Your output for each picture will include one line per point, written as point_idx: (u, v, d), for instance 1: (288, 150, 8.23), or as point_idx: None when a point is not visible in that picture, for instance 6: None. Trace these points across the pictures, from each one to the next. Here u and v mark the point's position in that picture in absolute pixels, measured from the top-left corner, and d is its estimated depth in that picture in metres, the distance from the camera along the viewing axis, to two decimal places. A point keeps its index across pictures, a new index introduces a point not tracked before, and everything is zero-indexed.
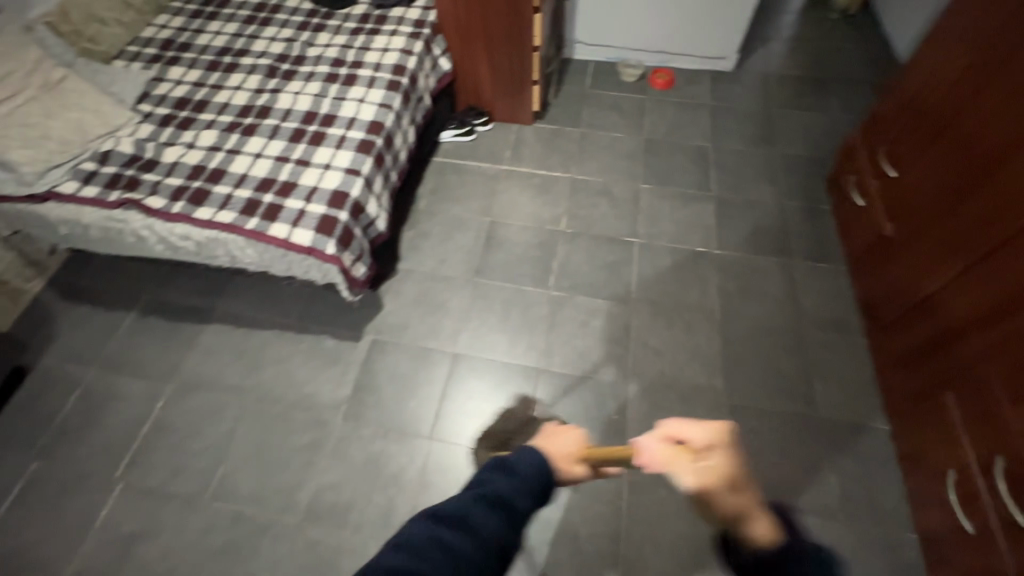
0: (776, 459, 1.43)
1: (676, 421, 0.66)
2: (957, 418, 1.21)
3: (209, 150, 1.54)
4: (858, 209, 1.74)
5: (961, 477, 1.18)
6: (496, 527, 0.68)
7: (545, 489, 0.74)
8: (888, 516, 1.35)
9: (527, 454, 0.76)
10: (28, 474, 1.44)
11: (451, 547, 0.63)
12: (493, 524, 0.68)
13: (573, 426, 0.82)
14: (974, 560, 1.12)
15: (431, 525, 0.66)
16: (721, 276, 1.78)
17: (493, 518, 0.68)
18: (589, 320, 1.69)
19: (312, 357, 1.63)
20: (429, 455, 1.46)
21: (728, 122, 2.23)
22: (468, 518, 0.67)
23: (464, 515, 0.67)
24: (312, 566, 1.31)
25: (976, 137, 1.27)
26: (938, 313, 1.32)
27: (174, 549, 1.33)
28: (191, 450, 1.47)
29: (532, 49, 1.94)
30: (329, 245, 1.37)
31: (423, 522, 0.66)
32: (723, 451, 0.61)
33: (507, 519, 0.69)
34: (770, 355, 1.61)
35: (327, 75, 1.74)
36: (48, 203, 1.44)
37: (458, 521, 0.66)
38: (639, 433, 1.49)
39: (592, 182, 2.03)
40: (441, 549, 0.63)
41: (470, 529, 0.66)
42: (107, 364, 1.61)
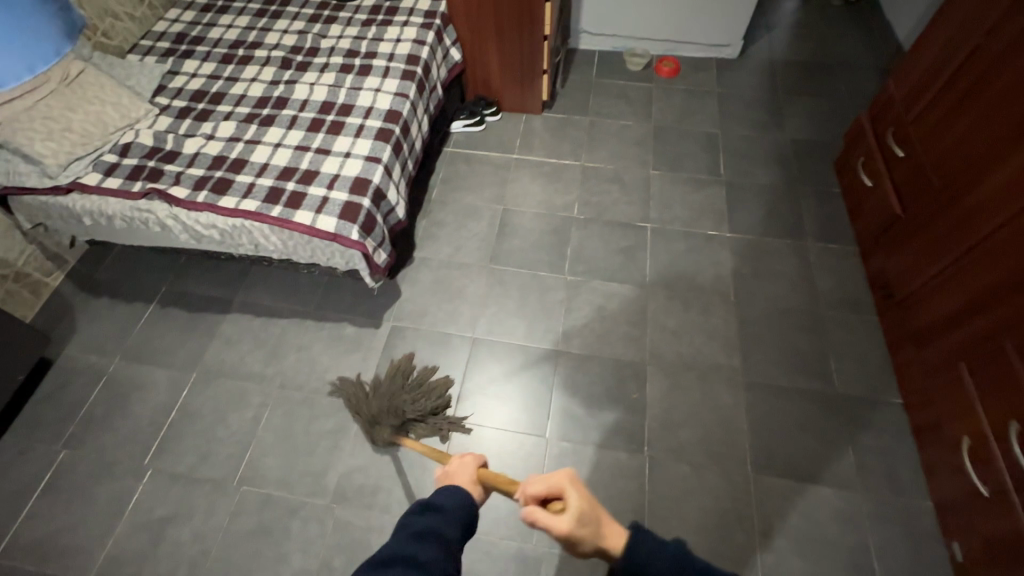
0: (793, 433, 1.46)
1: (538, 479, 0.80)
2: (971, 389, 1.24)
3: (229, 141, 1.56)
4: (866, 189, 1.77)
5: (976, 444, 1.21)
6: (440, 557, 0.74)
7: (470, 520, 0.83)
8: (907, 486, 1.38)
9: (450, 491, 0.85)
10: (57, 463, 1.45)
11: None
12: (433, 555, 0.74)
13: (465, 455, 0.94)
14: (992, 523, 1.16)
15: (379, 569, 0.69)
16: (734, 258, 1.80)
17: (429, 549, 0.74)
18: (606, 304, 1.72)
19: (334, 344, 1.65)
20: (452, 437, 1.49)
21: (734, 108, 2.26)
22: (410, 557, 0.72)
23: (406, 555, 0.72)
24: (343, 546, 1.33)
25: (984, 116, 1.29)
26: (949, 287, 1.35)
27: (205, 532, 1.35)
28: (217, 436, 1.49)
29: (542, 38, 1.96)
30: (353, 231, 1.39)
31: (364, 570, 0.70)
32: (576, 498, 0.77)
33: (446, 549, 0.76)
34: (785, 333, 1.64)
35: (342, 66, 1.76)
36: (72, 194, 1.45)
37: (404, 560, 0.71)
38: (658, 411, 1.51)
39: (602, 169, 2.06)
40: None
41: (415, 565, 0.71)
42: (130, 354, 1.63)
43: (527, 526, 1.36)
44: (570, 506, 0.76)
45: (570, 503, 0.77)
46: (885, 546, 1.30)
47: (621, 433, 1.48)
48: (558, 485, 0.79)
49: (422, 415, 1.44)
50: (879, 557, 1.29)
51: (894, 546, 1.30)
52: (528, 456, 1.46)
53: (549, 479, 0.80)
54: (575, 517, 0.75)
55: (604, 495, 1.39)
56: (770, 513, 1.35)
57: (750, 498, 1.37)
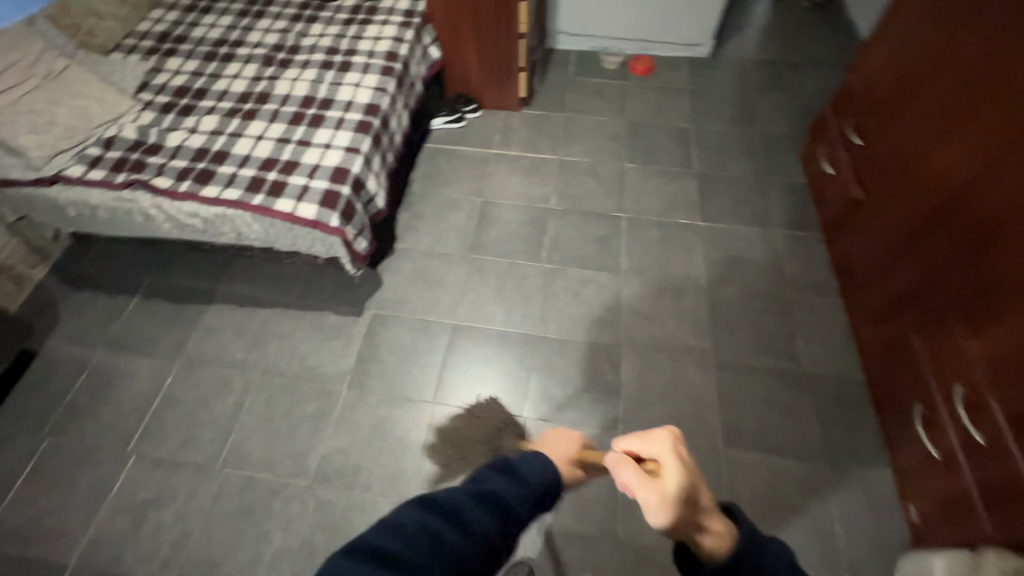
0: (760, 408, 1.52)
1: (636, 440, 0.79)
2: (921, 360, 1.31)
3: (211, 134, 1.60)
4: (828, 177, 1.85)
5: (927, 412, 1.28)
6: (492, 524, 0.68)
7: (543, 497, 0.77)
8: (866, 456, 1.44)
9: (533, 460, 0.80)
10: (40, 450, 1.47)
11: (447, 538, 0.63)
12: (486, 518, 0.68)
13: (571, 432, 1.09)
14: (942, 484, 1.23)
15: (427, 512, 0.65)
16: (705, 245, 1.87)
17: (487, 516, 0.68)
18: (581, 290, 1.77)
19: (316, 332, 1.69)
20: (432, 419, 1.53)
21: (706, 104, 2.34)
22: (461, 514, 0.67)
23: (460, 510, 0.67)
24: (324, 524, 1.36)
25: (927, 105, 1.37)
26: (901, 266, 1.43)
27: (188, 513, 1.38)
28: (200, 422, 1.52)
29: (517, 36, 2.02)
30: (333, 218, 1.44)
31: (414, 508, 0.65)
32: (677, 469, 0.71)
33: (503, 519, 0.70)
34: (752, 315, 1.70)
35: (322, 63, 1.81)
36: (56, 186, 1.48)
37: (455, 513, 0.67)
38: (632, 391, 1.57)
39: (579, 162, 2.12)
40: (431, 536, 0.62)
41: (463, 523, 0.66)
42: (114, 345, 1.65)
43: None
44: (668, 465, 0.72)
45: (668, 462, 0.73)
46: (845, 512, 1.36)
47: (595, 411, 1.53)
48: (655, 444, 0.76)
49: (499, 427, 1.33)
50: (841, 522, 1.35)
51: (853, 512, 1.36)
52: None
53: (647, 437, 0.77)
54: (672, 485, 0.69)
55: None
56: (738, 483, 1.41)
57: (719, 470, 1.43)
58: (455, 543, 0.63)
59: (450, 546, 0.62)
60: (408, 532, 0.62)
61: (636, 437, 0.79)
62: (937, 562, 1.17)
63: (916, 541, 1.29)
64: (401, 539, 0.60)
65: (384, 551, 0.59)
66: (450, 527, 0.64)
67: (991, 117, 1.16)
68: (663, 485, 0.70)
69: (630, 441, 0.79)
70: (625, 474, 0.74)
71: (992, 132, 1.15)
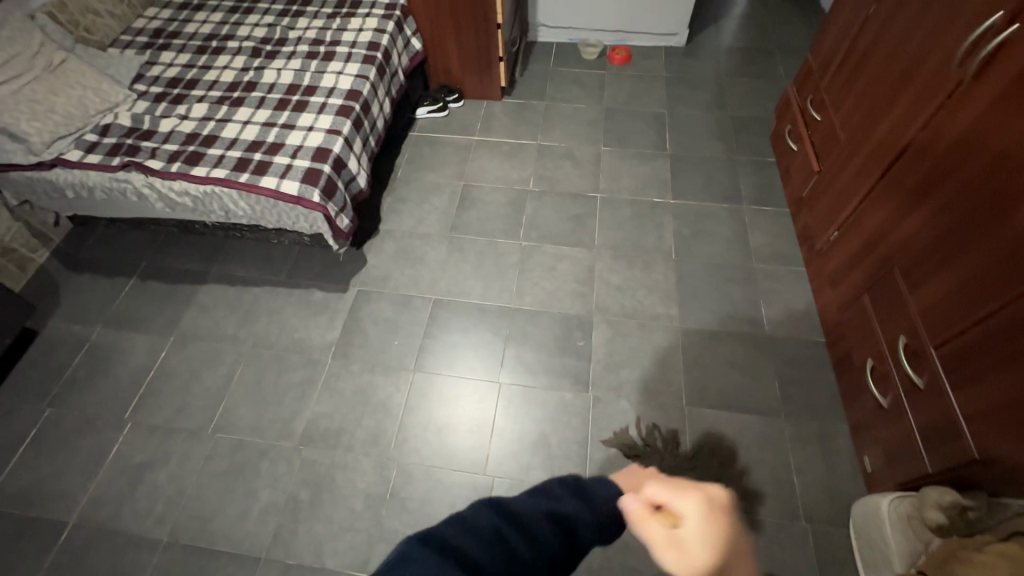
0: (725, 370, 1.59)
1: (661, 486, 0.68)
2: (871, 315, 1.39)
3: (201, 120, 1.70)
4: (793, 154, 1.92)
5: (875, 363, 1.36)
6: (558, 543, 0.68)
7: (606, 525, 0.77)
8: (824, 412, 1.51)
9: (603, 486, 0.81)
10: (42, 420, 1.56)
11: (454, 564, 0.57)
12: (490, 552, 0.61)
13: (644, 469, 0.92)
14: (889, 429, 1.30)
15: (498, 518, 0.65)
16: (676, 221, 1.95)
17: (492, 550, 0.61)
18: (557, 265, 1.85)
19: (303, 307, 1.77)
20: (413, 385, 1.61)
21: (681, 90, 2.42)
22: (530, 526, 0.67)
23: (528, 521, 0.68)
24: (309, 482, 1.44)
25: (876, 74, 1.45)
26: (853, 230, 1.50)
27: (181, 474, 1.46)
28: (193, 391, 1.60)
29: (495, 27, 2.10)
30: (314, 194, 1.52)
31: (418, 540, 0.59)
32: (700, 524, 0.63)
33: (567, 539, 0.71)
34: (720, 285, 1.77)
35: (307, 54, 1.91)
36: (55, 169, 1.57)
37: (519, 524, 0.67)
38: (604, 357, 1.64)
39: (557, 147, 2.20)
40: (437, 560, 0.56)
41: (532, 536, 0.66)
42: (111, 322, 1.74)
43: (481, 460, 1.47)
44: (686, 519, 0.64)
45: (690, 518, 0.63)
46: (803, 463, 1.43)
47: (569, 376, 1.61)
48: (688, 501, 0.65)
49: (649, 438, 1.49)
50: (798, 473, 1.42)
51: (811, 464, 1.43)
52: (483, 400, 1.58)
53: (680, 490, 0.66)
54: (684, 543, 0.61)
55: (552, 429, 1.52)
56: (701, 439, 1.48)
57: (684, 428, 1.50)
58: (523, 554, 0.63)
59: (519, 557, 0.62)
60: (478, 530, 0.63)
61: (663, 484, 0.68)
62: (883, 501, 1.23)
63: (870, 488, 1.36)
64: (472, 539, 0.61)
65: (457, 547, 0.60)
66: (517, 536, 0.65)
67: (929, 80, 1.24)
68: (685, 543, 0.62)
69: (655, 486, 0.68)
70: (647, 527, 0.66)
71: (930, 93, 1.23)
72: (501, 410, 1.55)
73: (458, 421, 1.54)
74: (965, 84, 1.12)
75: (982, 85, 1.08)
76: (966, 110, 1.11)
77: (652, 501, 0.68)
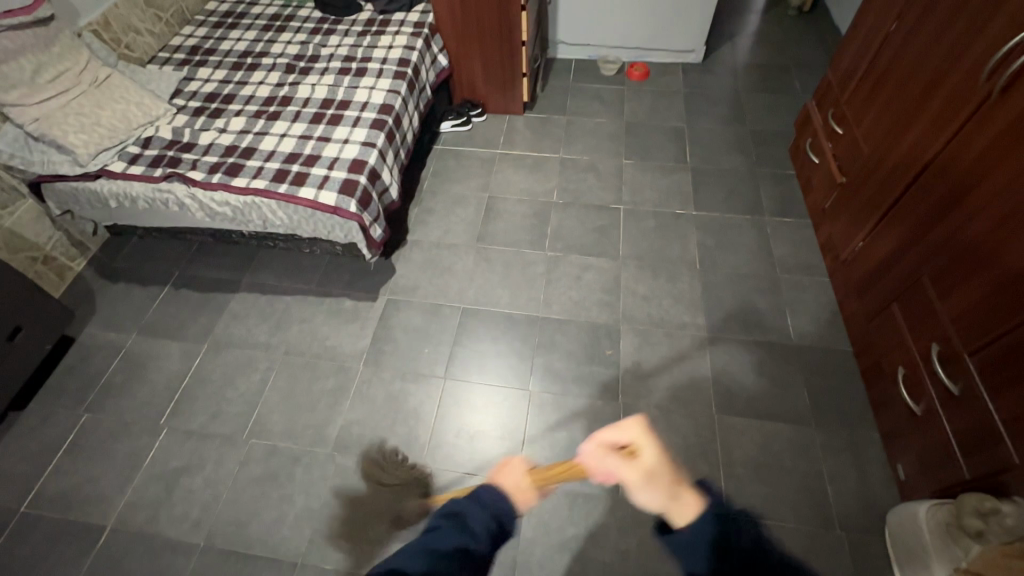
0: (754, 379, 1.61)
1: (605, 431, 0.85)
2: (901, 323, 1.40)
3: (239, 133, 1.76)
4: (814, 166, 1.96)
5: (908, 371, 1.36)
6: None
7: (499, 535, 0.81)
8: (855, 419, 1.52)
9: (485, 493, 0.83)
10: (79, 425, 1.58)
11: None
12: None
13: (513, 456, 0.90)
14: (923, 437, 1.31)
15: None
16: (700, 232, 1.98)
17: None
18: (582, 274, 1.88)
19: (334, 316, 1.80)
20: (443, 392, 1.63)
21: (700, 105, 2.47)
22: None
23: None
24: (344, 487, 1.46)
25: (899, 88, 1.48)
26: (881, 239, 1.52)
27: (216, 480, 1.47)
28: (227, 398, 1.62)
29: (520, 44, 2.16)
30: (351, 204, 1.57)
31: None
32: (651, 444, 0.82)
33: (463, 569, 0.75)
34: (745, 295, 1.79)
35: (340, 69, 1.97)
36: (99, 180, 1.63)
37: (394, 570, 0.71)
38: (631, 365, 1.66)
39: (579, 160, 2.25)
40: None
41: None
42: (146, 330, 1.77)
43: None
44: (644, 447, 0.82)
45: (643, 445, 0.82)
46: (836, 469, 1.44)
47: (597, 384, 1.62)
48: (627, 430, 0.84)
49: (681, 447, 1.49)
50: (832, 481, 1.42)
51: (843, 471, 1.44)
52: (512, 407, 1.59)
53: (620, 427, 0.84)
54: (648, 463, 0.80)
55: (583, 437, 1.53)
56: (732, 447, 1.48)
57: (714, 435, 1.51)
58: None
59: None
60: None
61: (606, 428, 0.85)
62: (919, 508, 1.24)
63: (904, 496, 1.36)
64: None
65: None
66: None
67: (953, 95, 1.27)
68: (649, 469, 0.80)
69: (606, 433, 0.85)
70: (607, 462, 0.82)
71: (955, 108, 1.26)
72: (529, 417, 1.57)
73: (488, 428, 1.55)
74: (991, 98, 1.16)
75: (1008, 99, 1.11)
76: (994, 121, 1.14)
77: (609, 443, 0.84)
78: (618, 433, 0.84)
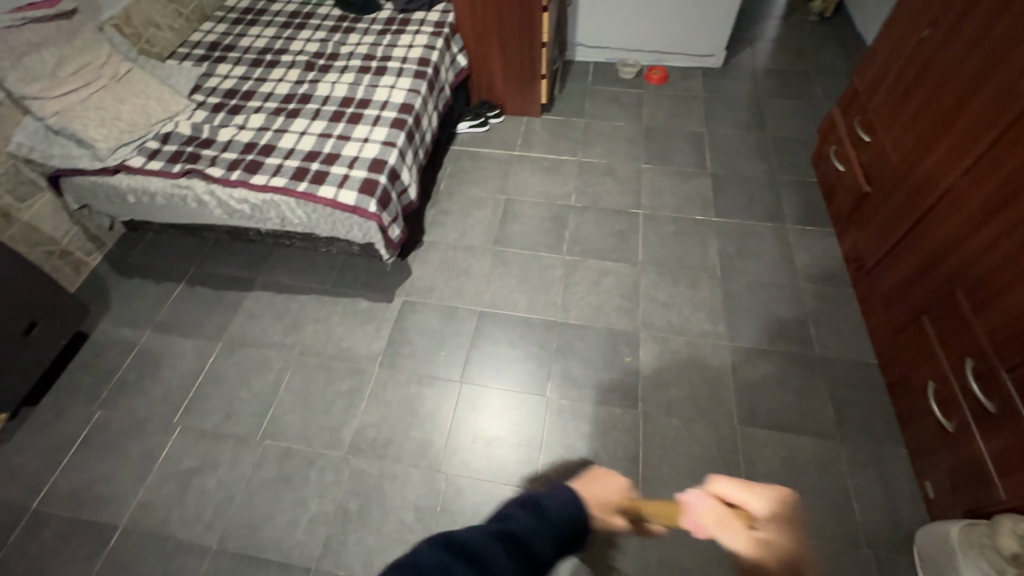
0: (777, 392, 1.57)
1: (726, 484, 0.79)
2: (933, 336, 1.35)
3: (259, 130, 1.75)
4: (839, 174, 1.93)
5: (939, 386, 1.32)
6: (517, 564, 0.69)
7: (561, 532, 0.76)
8: (880, 434, 1.49)
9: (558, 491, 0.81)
10: (92, 422, 1.57)
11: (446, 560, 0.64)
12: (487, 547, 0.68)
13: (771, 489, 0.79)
14: (955, 455, 1.26)
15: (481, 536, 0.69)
16: (720, 239, 1.95)
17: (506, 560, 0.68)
18: (601, 280, 1.85)
19: (349, 317, 1.78)
20: (460, 396, 1.60)
21: (720, 110, 2.44)
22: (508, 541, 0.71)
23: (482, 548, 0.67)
24: (357, 491, 1.44)
25: (933, 96, 1.44)
26: (912, 250, 1.48)
27: (230, 481, 1.46)
28: (242, 397, 1.61)
29: (541, 45, 2.13)
30: (371, 204, 1.55)
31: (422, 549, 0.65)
32: (772, 524, 0.77)
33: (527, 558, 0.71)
34: (767, 304, 1.76)
35: (360, 68, 1.95)
36: (118, 174, 1.62)
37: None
38: (650, 372, 1.63)
39: (597, 164, 2.22)
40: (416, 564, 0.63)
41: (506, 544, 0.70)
42: (160, 327, 1.76)
43: (530, 473, 1.46)
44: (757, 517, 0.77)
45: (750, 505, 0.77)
46: (861, 486, 1.41)
47: (618, 391, 1.60)
48: (757, 500, 0.77)
49: (701, 460, 1.46)
50: (857, 497, 1.39)
51: (869, 487, 1.41)
52: (530, 412, 1.57)
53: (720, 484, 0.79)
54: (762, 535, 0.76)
55: (602, 445, 1.50)
56: (754, 459, 1.46)
57: (736, 448, 1.48)
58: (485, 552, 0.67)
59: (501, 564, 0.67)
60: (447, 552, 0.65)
61: (725, 481, 0.79)
62: (953, 529, 1.20)
63: (934, 515, 1.33)
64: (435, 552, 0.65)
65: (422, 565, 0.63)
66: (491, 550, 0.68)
67: (991, 104, 1.24)
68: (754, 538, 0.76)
69: (722, 482, 0.79)
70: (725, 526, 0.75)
71: (992, 118, 1.23)
72: (547, 423, 1.54)
73: (504, 434, 1.53)
74: None
75: None
76: None
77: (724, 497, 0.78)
78: (601, 488, 0.88)
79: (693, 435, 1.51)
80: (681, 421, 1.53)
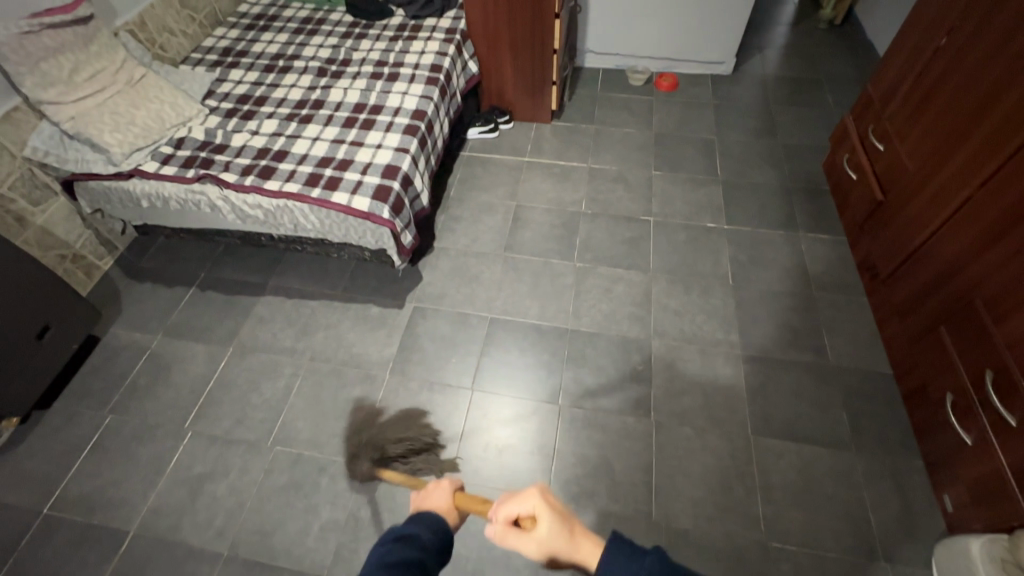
0: (792, 401, 1.56)
1: (508, 502, 0.85)
2: (951, 347, 1.34)
3: (272, 136, 1.75)
4: (852, 182, 1.92)
5: (958, 398, 1.31)
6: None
7: (442, 546, 0.81)
8: (896, 445, 1.48)
9: (423, 516, 0.84)
10: (103, 426, 1.56)
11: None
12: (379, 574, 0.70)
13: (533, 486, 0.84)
14: (974, 469, 1.25)
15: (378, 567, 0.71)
16: (732, 246, 1.94)
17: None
18: (612, 287, 1.84)
19: (360, 322, 1.78)
20: (470, 403, 1.60)
21: (731, 117, 2.44)
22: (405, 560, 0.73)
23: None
24: (368, 498, 1.43)
25: (951, 105, 1.44)
26: (929, 259, 1.46)
27: (240, 487, 1.45)
28: (252, 402, 1.60)
29: (552, 52, 2.14)
30: (384, 210, 1.55)
31: None
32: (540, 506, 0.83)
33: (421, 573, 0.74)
34: (780, 313, 1.75)
35: (372, 73, 1.96)
36: (132, 179, 1.62)
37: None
38: (662, 381, 1.62)
39: (608, 170, 2.22)
40: None
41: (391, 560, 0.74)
42: (171, 331, 1.76)
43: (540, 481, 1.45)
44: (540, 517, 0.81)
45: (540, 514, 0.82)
46: (878, 498, 1.39)
47: (630, 400, 1.59)
48: (526, 500, 0.83)
49: (714, 469, 1.45)
50: (873, 509, 1.38)
51: (886, 498, 1.39)
52: (541, 420, 1.56)
53: (520, 498, 0.84)
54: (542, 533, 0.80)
55: (614, 455, 1.49)
56: (769, 471, 1.44)
57: (750, 458, 1.47)
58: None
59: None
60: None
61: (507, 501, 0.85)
62: (973, 544, 1.18)
63: (952, 528, 1.31)
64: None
65: None
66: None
67: (1011, 113, 1.23)
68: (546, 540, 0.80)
69: (505, 506, 0.85)
70: (509, 541, 0.82)
71: (1012, 127, 1.22)
72: (558, 432, 1.53)
73: (513, 443, 1.52)
74: None
75: None
76: None
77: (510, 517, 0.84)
78: (430, 499, 0.91)
79: (705, 444, 1.49)
80: (693, 430, 1.52)
